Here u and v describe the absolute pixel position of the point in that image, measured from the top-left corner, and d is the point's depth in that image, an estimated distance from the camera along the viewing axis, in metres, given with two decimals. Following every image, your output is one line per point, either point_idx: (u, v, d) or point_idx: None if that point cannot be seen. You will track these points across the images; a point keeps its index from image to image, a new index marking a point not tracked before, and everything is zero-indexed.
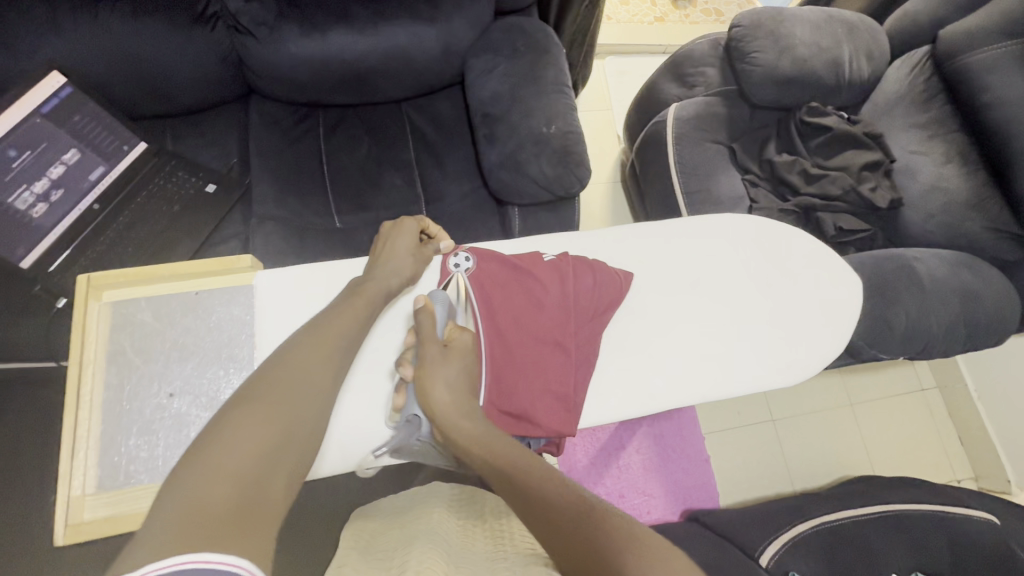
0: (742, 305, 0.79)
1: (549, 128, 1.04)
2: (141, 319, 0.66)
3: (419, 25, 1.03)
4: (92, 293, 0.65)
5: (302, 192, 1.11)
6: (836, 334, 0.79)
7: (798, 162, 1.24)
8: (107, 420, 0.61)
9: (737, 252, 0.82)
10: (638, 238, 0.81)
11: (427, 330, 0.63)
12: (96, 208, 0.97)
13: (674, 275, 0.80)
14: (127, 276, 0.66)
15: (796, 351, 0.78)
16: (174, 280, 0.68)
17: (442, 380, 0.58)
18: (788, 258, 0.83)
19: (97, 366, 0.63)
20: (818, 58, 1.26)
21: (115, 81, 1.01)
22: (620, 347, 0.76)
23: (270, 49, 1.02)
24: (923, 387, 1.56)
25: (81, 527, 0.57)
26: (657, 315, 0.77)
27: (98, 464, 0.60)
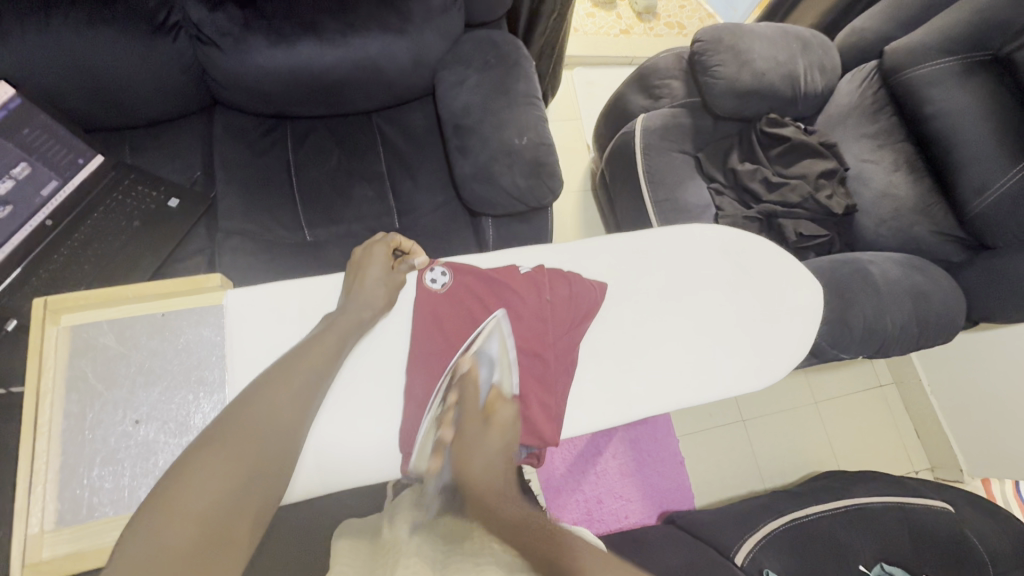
0: (713, 310, 0.82)
1: (522, 139, 1.05)
2: (103, 342, 0.63)
3: (390, 36, 1.03)
4: (49, 318, 0.62)
5: (269, 205, 1.09)
6: (802, 337, 0.83)
7: (760, 171, 1.29)
8: (69, 451, 0.58)
9: (707, 258, 0.85)
10: (611, 248, 0.83)
11: (471, 402, 0.59)
12: (49, 223, 0.93)
13: (646, 285, 0.81)
14: (88, 299, 0.64)
15: (763, 356, 0.81)
16: (137, 301, 0.65)
17: (482, 450, 0.50)
18: (754, 263, 0.86)
19: (55, 395, 0.60)
20: (775, 71, 1.31)
21: (69, 92, 0.97)
22: (596, 355, 0.77)
23: (236, 60, 1.00)
24: (880, 382, 1.64)
25: (41, 566, 0.53)
26: (631, 323, 0.79)
27: (59, 498, 0.56)
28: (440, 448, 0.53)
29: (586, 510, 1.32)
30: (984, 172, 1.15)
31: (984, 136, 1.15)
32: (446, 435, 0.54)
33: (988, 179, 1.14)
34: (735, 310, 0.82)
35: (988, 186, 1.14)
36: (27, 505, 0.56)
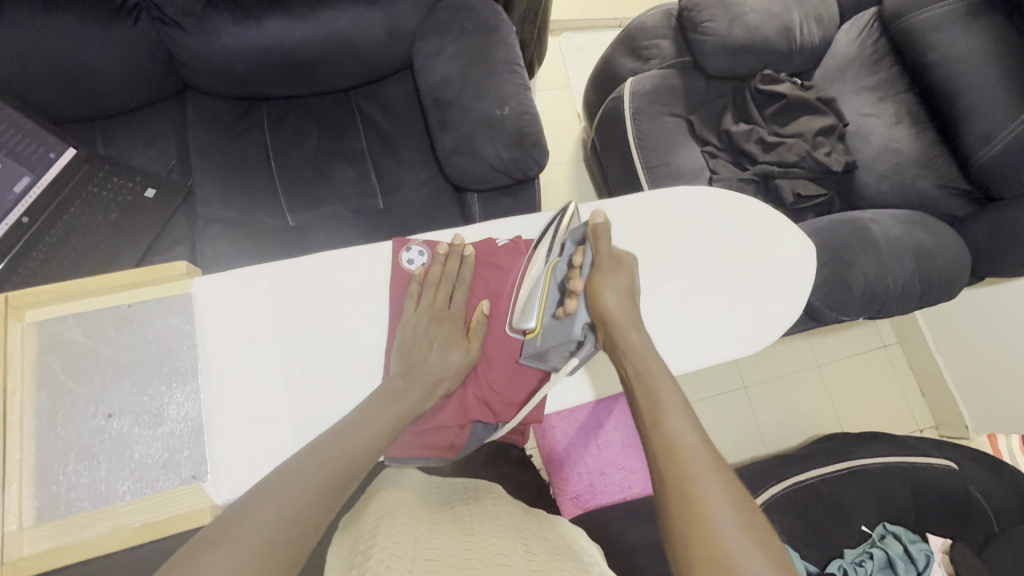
0: (704, 277, 0.79)
1: (503, 110, 1.01)
2: (71, 338, 0.62)
3: (361, 7, 1.01)
4: (12, 314, 0.60)
5: (249, 191, 1.07)
6: (796, 301, 0.80)
7: (755, 130, 1.24)
8: (43, 447, 0.58)
9: (696, 224, 0.82)
10: None
11: (603, 248, 0.66)
12: (25, 220, 0.91)
13: (634, 252, 0.79)
14: (50, 293, 0.61)
15: (759, 320, 0.78)
16: (100, 293, 0.63)
17: (614, 286, 0.63)
18: (746, 226, 0.83)
19: (25, 392, 0.59)
20: (768, 24, 1.25)
21: (33, 83, 0.94)
22: None
23: (202, 41, 0.97)
24: (885, 343, 1.61)
25: (19, 564, 0.53)
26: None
27: (36, 495, 0.56)
28: (575, 290, 0.64)
29: (589, 482, 1.12)
30: (990, 119, 1.10)
31: (988, 80, 1.10)
32: (578, 283, 0.64)
33: (994, 127, 1.09)
34: (727, 273, 0.80)
35: (993, 134, 1.10)
36: None
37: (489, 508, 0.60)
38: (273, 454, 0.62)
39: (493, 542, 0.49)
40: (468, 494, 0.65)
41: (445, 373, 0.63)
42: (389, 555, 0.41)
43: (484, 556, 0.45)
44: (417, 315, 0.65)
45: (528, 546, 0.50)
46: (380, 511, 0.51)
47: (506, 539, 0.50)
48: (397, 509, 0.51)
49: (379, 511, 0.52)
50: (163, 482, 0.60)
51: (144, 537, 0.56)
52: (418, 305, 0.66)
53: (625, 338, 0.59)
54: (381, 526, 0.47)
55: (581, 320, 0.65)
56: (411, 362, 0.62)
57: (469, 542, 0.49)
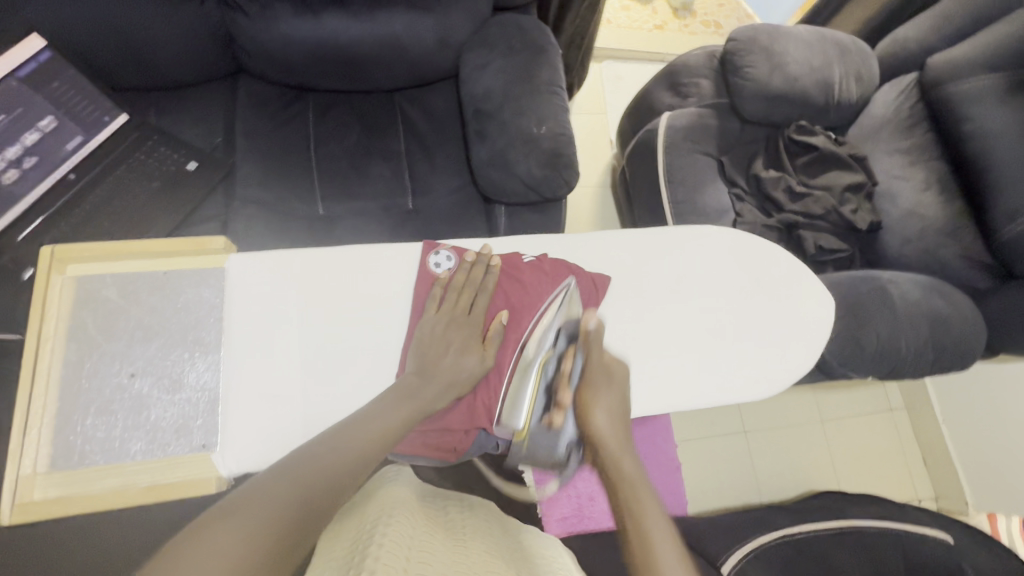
0: (720, 316, 0.78)
1: (540, 129, 1.04)
2: (104, 295, 0.64)
3: (416, 14, 1.04)
4: (54, 266, 0.62)
5: (287, 176, 1.10)
6: (809, 352, 0.79)
7: (783, 179, 1.26)
8: (65, 398, 0.60)
9: (719, 262, 0.81)
10: (620, 244, 0.79)
11: (595, 356, 0.65)
12: (71, 177, 0.98)
13: (653, 279, 0.78)
14: (93, 251, 0.64)
15: (771, 365, 0.77)
16: (141, 257, 0.65)
17: (604, 405, 0.63)
18: (768, 271, 0.82)
19: (56, 342, 0.61)
20: (808, 77, 1.27)
21: (99, 49, 0.99)
22: None
23: (262, 28, 1.01)
24: (891, 407, 1.60)
25: (29, 506, 0.55)
26: (635, 315, 0.76)
27: (53, 442, 0.58)
28: (563, 406, 0.63)
29: (576, 505, 1.12)
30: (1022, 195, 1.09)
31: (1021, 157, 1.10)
32: (567, 396, 0.63)
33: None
34: (744, 312, 0.79)
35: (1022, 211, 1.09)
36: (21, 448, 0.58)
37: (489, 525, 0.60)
38: (284, 432, 0.63)
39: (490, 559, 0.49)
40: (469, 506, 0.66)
41: (457, 377, 0.64)
42: (387, 549, 0.42)
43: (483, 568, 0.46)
44: (437, 316, 0.67)
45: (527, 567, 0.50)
46: (381, 506, 0.53)
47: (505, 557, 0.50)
48: (399, 512, 0.51)
49: (379, 510, 0.52)
50: (174, 447, 0.61)
51: (150, 498, 0.58)
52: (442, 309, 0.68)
53: (614, 471, 0.59)
54: (382, 527, 0.47)
55: (570, 435, 0.64)
56: (426, 362, 0.63)
57: (464, 553, 0.50)
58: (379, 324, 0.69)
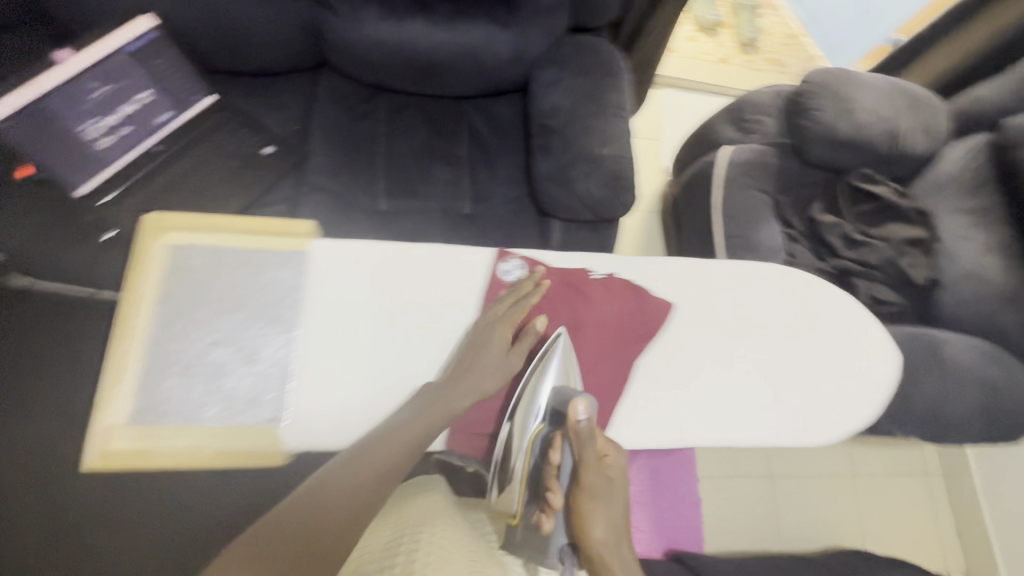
0: (779, 359, 0.70)
1: (604, 149, 1.05)
2: (194, 263, 0.67)
3: (495, 28, 1.08)
4: (155, 233, 0.67)
5: (354, 169, 1.15)
6: (871, 411, 0.70)
7: (841, 225, 1.24)
8: (150, 356, 0.63)
9: (786, 300, 0.72)
10: (687, 268, 0.71)
11: (588, 452, 0.59)
12: (160, 148, 1.03)
13: (716, 309, 0.70)
14: (190, 222, 0.68)
15: (839, 412, 0.69)
16: (231, 232, 0.69)
17: (598, 511, 0.59)
18: (835, 319, 0.72)
19: (148, 303, 0.65)
20: (878, 125, 1.25)
21: (199, 32, 1.05)
22: (642, 375, 0.66)
23: (348, 27, 1.06)
24: (927, 471, 1.54)
25: (111, 453, 0.59)
26: (692, 346, 0.68)
27: (136, 397, 0.61)
28: (552, 509, 0.60)
29: None
30: None
31: None
32: (556, 497, 0.60)
33: None
34: (813, 353, 0.71)
35: None
36: (108, 398, 0.61)
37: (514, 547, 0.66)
38: (349, 413, 0.66)
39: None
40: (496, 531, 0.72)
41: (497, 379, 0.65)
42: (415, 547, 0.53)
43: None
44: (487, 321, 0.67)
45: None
46: (421, 509, 0.65)
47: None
48: (440, 522, 0.61)
49: (423, 516, 0.62)
50: (244, 416, 0.64)
51: (216, 462, 0.62)
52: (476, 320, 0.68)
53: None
54: (426, 530, 0.57)
55: (561, 539, 0.61)
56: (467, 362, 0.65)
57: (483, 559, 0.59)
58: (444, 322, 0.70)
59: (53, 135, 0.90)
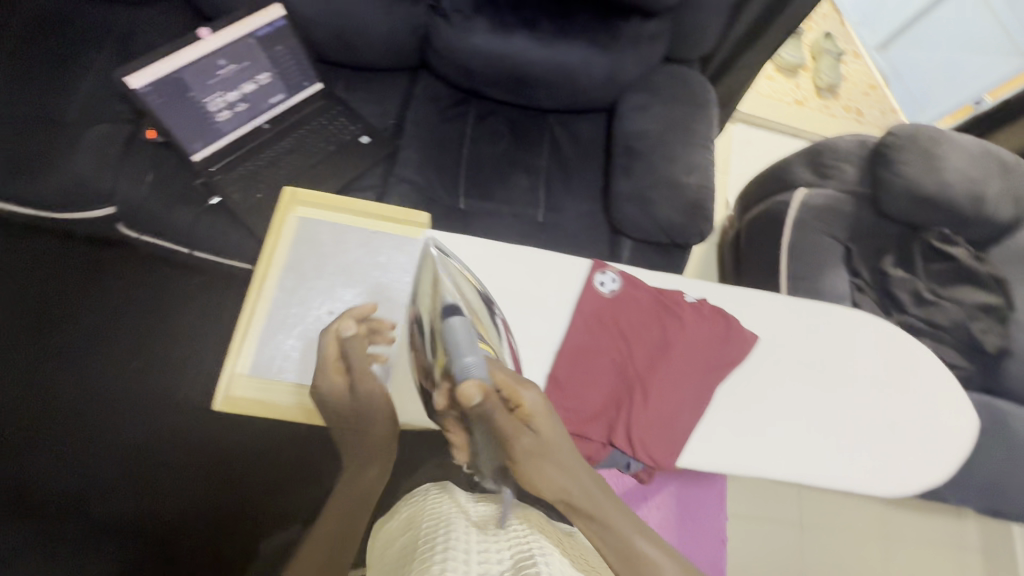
0: (860, 407, 0.70)
1: (688, 178, 1.08)
2: (321, 237, 0.72)
3: (594, 50, 1.13)
4: (290, 205, 0.72)
5: (439, 166, 1.19)
6: (945, 470, 0.70)
7: (913, 282, 1.24)
8: (274, 316, 0.68)
9: (872, 351, 0.72)
10: (777, 306, 0.72)
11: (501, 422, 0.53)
12: (265, 127, 1.13)
13: (801, 348, 0.71)
14: (321, 199, 0.73)
15: (912, 468, 0.69)
16: (356, 213, 0.73)
17: (533, 465, 0.56)
18: (920, 376, 0.73)
19: (278, 267, 0.70)
20: (964, 187, 1.24)
21: (318, 24, 1.11)
22: (727, 404, 0.67)
23: (458, 35, 1.13)
24: (965, 545, 1.49)
25: (235, 400, 0.64)
26: (774, 379, 0.69)
27: (258, 352, 0.67)
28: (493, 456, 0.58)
29: None
30: None
31: None
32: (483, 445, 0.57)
33: None
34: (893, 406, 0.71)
35: None
36: (235, 349, 0.67)
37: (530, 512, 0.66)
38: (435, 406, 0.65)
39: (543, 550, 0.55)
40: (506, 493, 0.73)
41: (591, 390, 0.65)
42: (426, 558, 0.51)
43: (516, 552, 0.53)
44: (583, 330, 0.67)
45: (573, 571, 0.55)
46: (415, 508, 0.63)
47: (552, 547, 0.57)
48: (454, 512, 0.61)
49: (436, 500, 0.64)
50: None
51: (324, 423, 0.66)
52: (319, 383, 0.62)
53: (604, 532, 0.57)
54: (442, 525, 0.57)
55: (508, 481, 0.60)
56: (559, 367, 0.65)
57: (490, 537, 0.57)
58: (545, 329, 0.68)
59: (180, 102, 0.99)
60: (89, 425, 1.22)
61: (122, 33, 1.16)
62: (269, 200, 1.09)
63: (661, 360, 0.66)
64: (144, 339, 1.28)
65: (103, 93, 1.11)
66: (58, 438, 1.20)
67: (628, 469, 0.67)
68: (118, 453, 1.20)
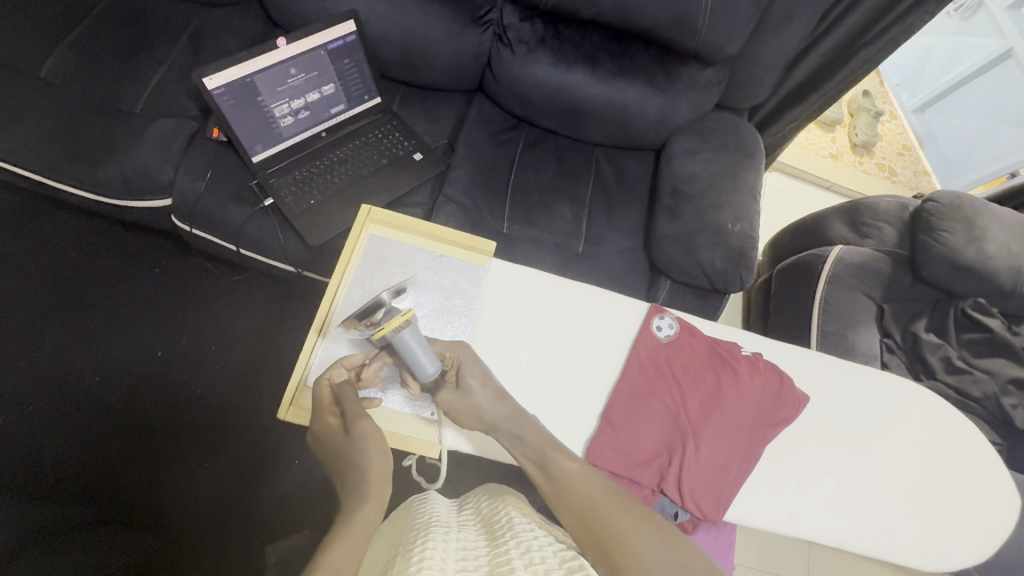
0: (904, 475, 0.70)
1: (734, 226, 1.09)
2: (391, 256, 0.73)
3: (651, 91, 1.15)
4: (366, 223, 0.75)
5: (486, 189, 1.21)
6: (989, 546, 0.69)
7: (944, 348, 1.23)
8: (340, 330, 0.70)
9: (918, 421, 0.73)
10: (826, 368, 0.73)
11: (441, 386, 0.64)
12: (323, 135, 1.16)
13: (849, 412, 0.71)
14: (395, 220, 0.75)
15: (955, 542, 0.68)
16: (426, 237, 0.75)
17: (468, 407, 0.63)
18: (966, 450, 0.73)
19: (347, 282, 0.71)
20: (1005, 260, 1.24)
21: (386, 42, 1.15)
22: (774, 460, 0.68)
23: (519, 65, 1.16)
24: None
25: (299, 409, 0.67)
26: (821, 440, 0.70)
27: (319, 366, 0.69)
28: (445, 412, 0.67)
29: None
30: None
31: None
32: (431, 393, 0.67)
33: None
34: (939, 480, 0.71)
35: None
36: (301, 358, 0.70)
37: (515, 515, 0.66)
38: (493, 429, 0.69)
39: (523, 551, 0.55)
40: (496, 499, 0.74)
41: (642, 432, 0.66)
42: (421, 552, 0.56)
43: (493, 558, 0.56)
44: (638, 372, 0.69)
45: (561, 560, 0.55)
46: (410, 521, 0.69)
47: (534, 544, 0.57)
48: (435, 532, 0.62)
49: (421, 508, 0.73)
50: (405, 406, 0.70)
51: None
52: (322, 433, 0.62)
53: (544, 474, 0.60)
54: (421, 544, 0.57)
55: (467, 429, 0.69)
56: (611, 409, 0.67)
57: (464, 541, 0.62)
58: (602, 366, 0.71)
59: (249, 105, 1.01)
60: (111, 413, 1.21)
61: (193, 32, 1.20)
62: (320, 206, 1.11)
63: (714, 411, 0.66)
64: (173, 327, 1.29)
65: (170, 88, 1.14)
66: (79, 423, 1.20)
67: (675, 519, 0.66)
68: (136, 441, 1.20)
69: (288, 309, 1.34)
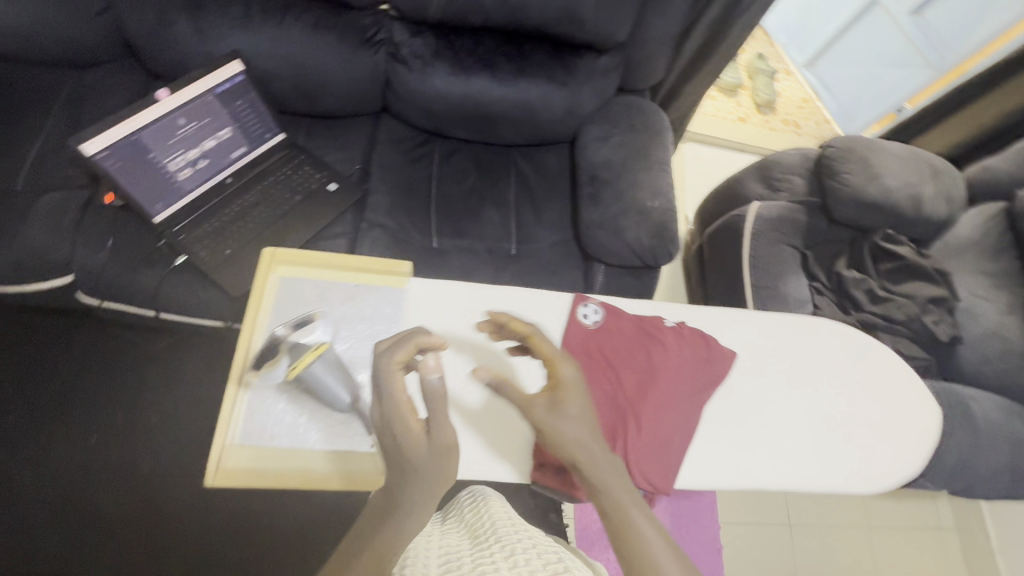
0: (835, 411, 0.74)
1: (654, 202, 1.12)
2: (305, 295, 0.71)
3: (553, 86, 1.17)
4: (272, 266, 0.72)
5: (409, 207, 1.20)
6: (919, 461, 0.74)
7: (866, 281, 1.31)
8: (261, 381, 0.67)
9: (839, 357, 0.77)
10: (748, 324, 0.76)
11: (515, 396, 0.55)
12: (229, 181, 1.12)
13: (775, 361, 0.75)
14: (302, 257, 0.73)
15: (889, 464, 0.73)
16: (338, 268, 0.73)
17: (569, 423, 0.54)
18: (886, 375, 0.78)
19: (262, 329, 0.69)
20: (902, 191, 1.33)
21: (279, 77, 1.12)
22: (716, 421, 0.70)
23: (418, 80, 1.16)
24: (941, 525, 1.56)
25: (229, 473, 0.63)
26: (755, 393, 0.73)
27: (245, 422, 0.65)
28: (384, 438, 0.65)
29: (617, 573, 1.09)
30: None
31: None
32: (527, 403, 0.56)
33: None
34: (867, 408, 0.75)
35: None
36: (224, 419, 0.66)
37: (501, 517, 0.66)
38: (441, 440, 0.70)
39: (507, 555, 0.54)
40: (478, 502, 0.73)
41: None
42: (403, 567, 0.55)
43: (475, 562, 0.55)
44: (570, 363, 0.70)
45: (543, 560, 0.55)
46: None
47: (518, 546, 0.57)
48: (418, 545, 0.61)
49: None
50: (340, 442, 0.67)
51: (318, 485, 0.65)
52: (395, 419, 0.51)
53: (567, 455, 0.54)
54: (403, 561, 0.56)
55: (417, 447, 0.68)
56: None
57: (450, 547, 0.62)
58: None
59: (140, 164, 0.96)
60: (51, 511, 1.13)
61: (69, 97, 1.13)
62: (239, 255, 1.07)
63: (649, 385, 0.68)
64: (104, 408, 1.21)
65: (53, 158, 1.07)
66: (16, 529, 1.11)
67: None
68: (83, 535, 1.12)
69: (229, 364, 1.28)
